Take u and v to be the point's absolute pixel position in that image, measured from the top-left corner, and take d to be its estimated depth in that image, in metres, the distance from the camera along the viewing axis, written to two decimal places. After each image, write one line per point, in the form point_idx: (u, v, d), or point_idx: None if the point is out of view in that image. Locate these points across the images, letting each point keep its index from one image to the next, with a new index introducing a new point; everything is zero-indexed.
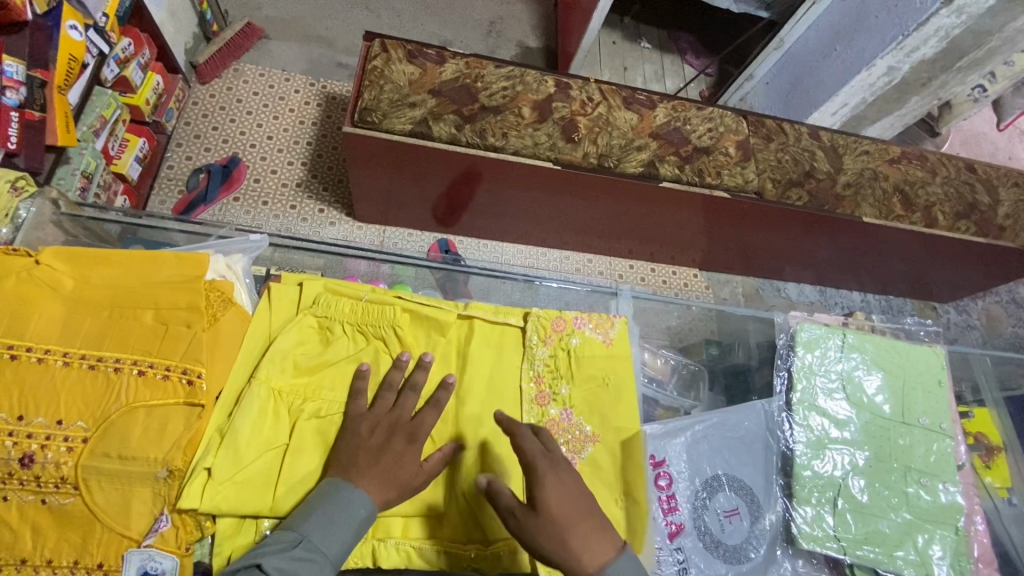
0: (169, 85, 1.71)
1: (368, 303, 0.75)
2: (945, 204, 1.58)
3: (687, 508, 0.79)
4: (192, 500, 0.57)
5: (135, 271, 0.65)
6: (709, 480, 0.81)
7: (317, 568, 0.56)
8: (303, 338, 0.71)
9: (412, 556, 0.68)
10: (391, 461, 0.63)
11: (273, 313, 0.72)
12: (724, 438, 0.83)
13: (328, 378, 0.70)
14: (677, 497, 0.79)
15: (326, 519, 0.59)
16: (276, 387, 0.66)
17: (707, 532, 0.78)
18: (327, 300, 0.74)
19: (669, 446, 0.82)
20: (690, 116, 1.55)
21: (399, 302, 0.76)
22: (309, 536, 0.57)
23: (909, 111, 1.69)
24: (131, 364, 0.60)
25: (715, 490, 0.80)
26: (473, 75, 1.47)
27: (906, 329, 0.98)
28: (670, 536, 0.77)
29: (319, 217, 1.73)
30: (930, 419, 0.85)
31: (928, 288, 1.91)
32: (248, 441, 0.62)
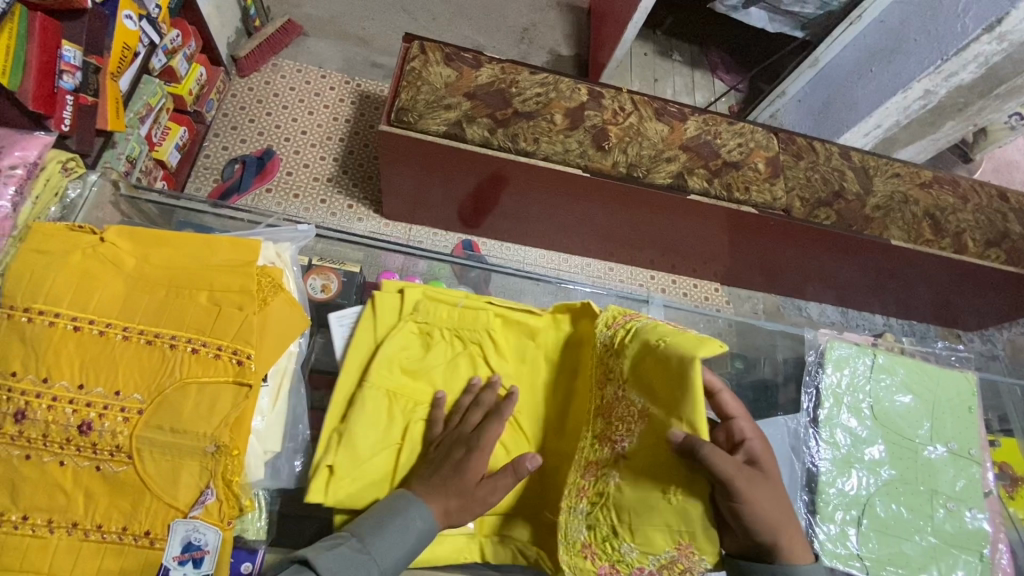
0: (212, 77, 1.77)
1: (462, 309, 0.83)
2: (976, 231, 1.57)
3: None
4: (317, 494, 0.67)
5: (192, 253, 0.68)
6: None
7: (365, 568, 0.59)
8: (408, 341, 0.81)
9: (518, 554, 0.74)
10: (451, 469, 0.68)
11: (378, 316, 0.82)
12: None
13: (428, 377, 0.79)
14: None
15: (395, 529, 0.63)
16: (390, 385, 0.76)
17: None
18: (427, 307, 0.83)
19: None
20: (721, 130, 1.56)
21: (491, 308, 0.84)
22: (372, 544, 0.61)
23: (943, 135, 1.68)
24: (186, 342, 0.62)
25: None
26: (508, 80, 1.49)
27: (936, 354, 0.98)
28: None
29: (347, 212, 1.76)
30: (959, 444, 0.85)
31: (953, 316, 1.89)
32: (366, 438, 0.72)
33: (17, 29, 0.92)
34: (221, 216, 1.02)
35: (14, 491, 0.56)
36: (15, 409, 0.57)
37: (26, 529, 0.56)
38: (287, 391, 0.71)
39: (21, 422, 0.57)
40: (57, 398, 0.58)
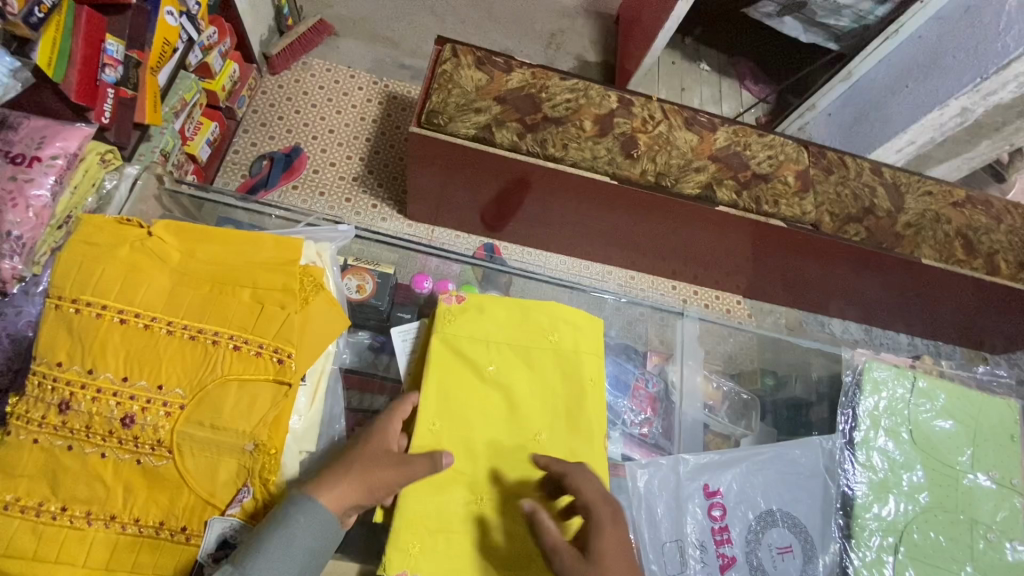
0: (244, 74, 1.79)
1: (512, 323, 0.85)
2: (1009, 253, 1.53)
3: (740, 542, 0.78)
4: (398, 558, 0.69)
5: (235, 250, 0.68)
6: (763, 514, 0.79)
7: None
8: (480, 347, 0.82)
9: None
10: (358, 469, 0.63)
11: (449, 323, 0.83)
12: (781, 472, 0.81)
13: (495, 384, 0.80)
14: (731, 530, 0.78)
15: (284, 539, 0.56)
16: (464, 387, 0.79)
17: (756, 548, 0.78)
18: (499, 317, 0.85)
19: (723, 477, 0.80)
20: (751, 142, 1.54)
21: (532, 317, 0.86)
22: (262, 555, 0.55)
23: (979, 154, 1.64)
24: (228, 338, 0.63)
25: (769, 525, 0.79)
26: (538, 85, 1.49)
27: (976, 378, 0.95)
28: (721, 569, 0.76)
29: (371, 212, 1.77)
30: (1000, 474, 0.83)
31: (980, 338, 1.84)
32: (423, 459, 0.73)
33: (64, 21, 0.92)
34: (252, 211, 1.04)
35: (55, 482, 0.57)
36: (61, 399, 0.58)
37: (65, 520, 0.56)
38: (324, 392, 0.71)
39: (66, 413, 0.58)
40: (102, 389, 0.59)
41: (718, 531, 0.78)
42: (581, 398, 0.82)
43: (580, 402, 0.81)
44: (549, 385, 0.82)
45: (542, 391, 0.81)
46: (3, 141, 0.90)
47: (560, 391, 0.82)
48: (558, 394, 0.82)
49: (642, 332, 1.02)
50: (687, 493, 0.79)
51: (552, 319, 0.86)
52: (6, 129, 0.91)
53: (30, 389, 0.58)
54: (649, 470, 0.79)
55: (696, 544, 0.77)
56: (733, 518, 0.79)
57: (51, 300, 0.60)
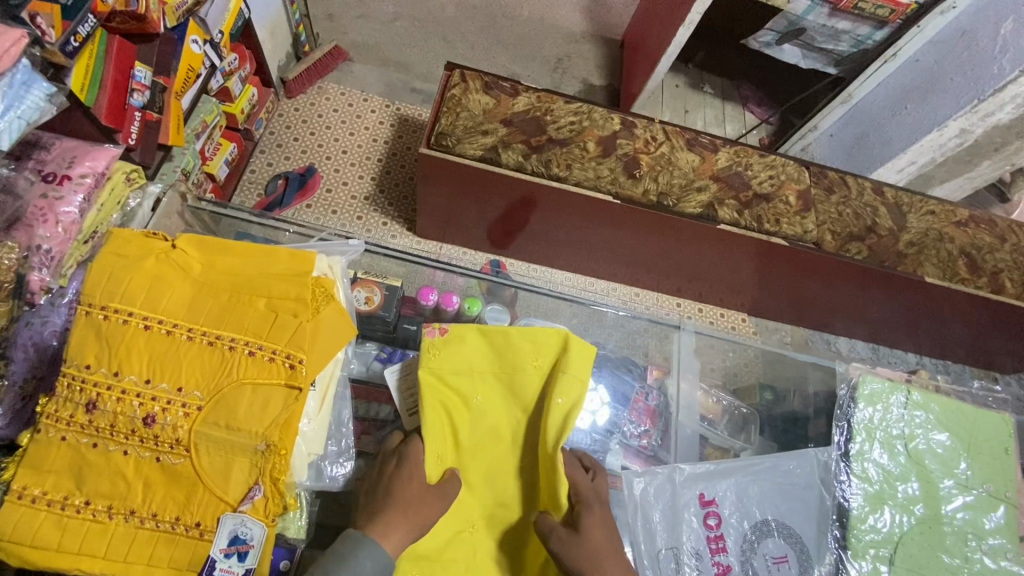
0: (263, 97, 1.87)
1: (494, 351, 0.86)
2: (1013, 272, 1.54)
3: (735, 551, 0.79)
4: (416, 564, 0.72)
5: (252, 262, 0.73)
6: (759, 524, 0.80)
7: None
8: (466, 378, 0.84)
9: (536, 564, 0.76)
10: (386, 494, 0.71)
11: (436, 355, 0.85)
12: (778, 484, 0.82)
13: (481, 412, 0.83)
14: (726, 539, 0.79)
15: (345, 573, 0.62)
16: (452, 418, 0.81)
17: (752, 555, 0.79)
18: (481, 346, 0.86)
19: (717, 487, 0.82)
20: (752, 162, 1.58)
21: (509, 342, 0.86)
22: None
23: (979, 174, 1.67)
24: (244, 344, 0.66)
25: (765, 535, 0.80)
26: (543, 108, 1.55)
27: (973, 394, 0.97)
28: None
29: (381, 229, 1.83)
30: (995, 487, 0.84)
31: (990, 358, 1.83)
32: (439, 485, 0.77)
33: (96, 51, 1.00)
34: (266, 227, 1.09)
35: (80, 477, 0.60)
36: (88, 399, 0.62)
37: (88, 513, 0.59)
38: (332, 398, 0.74)
39: (93, 412, 0.62)
40: (126, 390, 0.62)
41: (713, 537, 0.79)
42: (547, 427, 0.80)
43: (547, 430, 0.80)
44: (532, 412, 0.84)
45: (524, 418, 0.84)
46: (38, 159, 0.96)
47: (539, 416, 0.84)
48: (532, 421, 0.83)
49: (641, 345, 1.05)
50: (683, 501, 0.80)
51: (533, 346, 0.86)
52: (41, 149, 0.98)
53: (59, 390, 0.62)
54: (645, 479, 0.81)
55: (692, 553, 0.78)
56: (728, 523, 0.80)
57: (82, 306, 0.65)
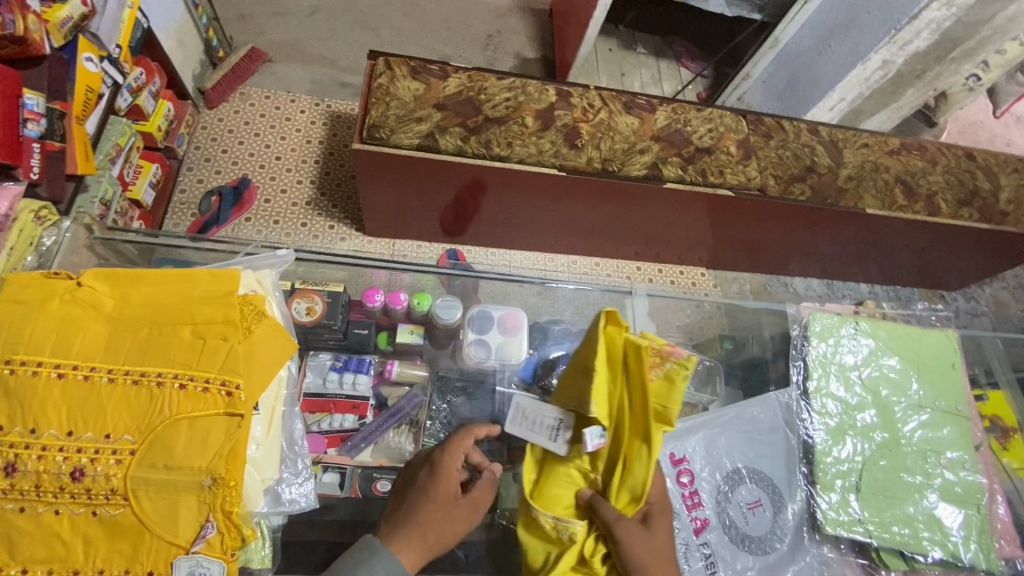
0: (180, 111, 1.76)
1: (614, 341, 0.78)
2: (947, 192, 1.60)
3: (711, 504, 0.80)
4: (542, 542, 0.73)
5: (170, 288, 0.68)
6: (730, 474, 0.82)
7: None
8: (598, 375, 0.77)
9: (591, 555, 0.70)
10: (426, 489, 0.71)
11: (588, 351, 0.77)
12: (744, 431, 0.84)
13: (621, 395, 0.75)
14: (700, 494, 0.80)
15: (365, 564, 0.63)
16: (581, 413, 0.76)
17: (727, 503, 0.80)
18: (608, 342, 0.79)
19: (686, 443, 0.82)
20: (690, 117, 1.58)
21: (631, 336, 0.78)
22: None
23: (906, 102, 1.72)
24: (173, 377, 0.62)
25: (737, 483, 0.81)
26: (476, 88, 1.50)
27: (916, 315, 1.01)
28: (696, 532, 0.78)
29: (329, 233, 1.77)
30: (948, 402, 0.87)
31: (936, 277, 1.92)
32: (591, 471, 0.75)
33: None
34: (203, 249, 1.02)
35: (12, 545, 0.56)
36: (6, 462, 0.57)
37: None
38: (280, 419, 0.70)
39: (12, 475, 0.56)
40: (47, 447, 0.58)
41: (687, 493, 0.80)
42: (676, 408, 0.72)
43: (670, 417, 0.73)
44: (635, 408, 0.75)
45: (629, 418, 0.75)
46: None
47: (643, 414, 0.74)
48: (653, 401, 0.74)
49: None
50: None
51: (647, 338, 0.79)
52: None
53: None
54: None
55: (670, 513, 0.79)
56: (700, 477, 0.81)
57: None
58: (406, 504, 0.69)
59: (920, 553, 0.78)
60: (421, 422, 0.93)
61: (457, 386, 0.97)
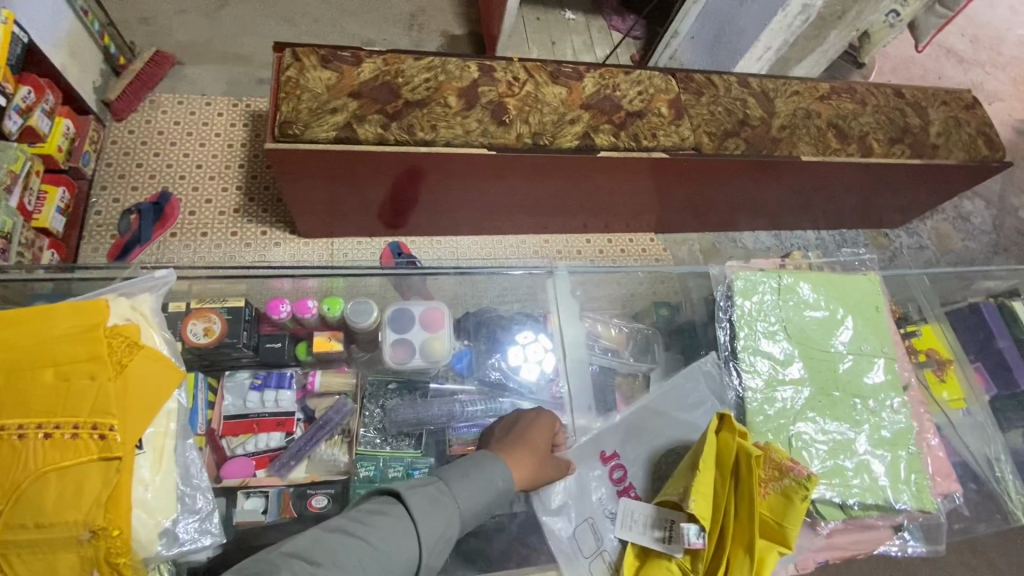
0: (81, 128, 1.62)
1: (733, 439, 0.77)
2: (878, 132, 1.61)
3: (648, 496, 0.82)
4: None
5: (29, 329, 0.62)
6: (663, 461, 0.84)
7: (447, 508, 0.65)
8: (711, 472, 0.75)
9: None
10: (527, 428, 0.79)
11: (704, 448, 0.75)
12: (672, 415, 0.86)
13: (730, 500, 0.73)
14: (635, 486, 0.83)
15: (485, 478, 0.70)
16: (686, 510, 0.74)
17: (657, 482, 0.83)
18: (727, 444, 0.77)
19: (615, 438, 0.85)
20: (619, 82, 1.53)
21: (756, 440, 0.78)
22: (452, 491, 0.67)
23: (830, 46, 1.72)
24: (36, 428, 0.56)
25: (674, 468, 0.83)
26: (393, 71, 1.42)
27: (841, 262, 1.03)
28: None
29: (262, 240, 1.68)
30: (873, 346, 0.90)
31: (878, 216, 1.95)
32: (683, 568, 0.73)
33: None
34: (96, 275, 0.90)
35: None
36: None
37: None
38: (172, 453, 0.66)
39: None
40: None
41: (619, 481, 0.83)
42: (795, 529, 0.72)
43: (785, 536, 0.72)
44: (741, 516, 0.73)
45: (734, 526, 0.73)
46: None
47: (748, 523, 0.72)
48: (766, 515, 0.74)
49: (528, 295, 1.03)
50: (586, 465, 0.83)
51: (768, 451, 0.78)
52: None
53: None
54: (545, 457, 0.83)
55: (608, 514, 0.80)
56: (631, 464, 0.84)
57: None
58: (516, 434, 0.78)
59: (855, 501, 0.79)
60: (354, 430, 0.89)
61: (391, 389, 0.94)
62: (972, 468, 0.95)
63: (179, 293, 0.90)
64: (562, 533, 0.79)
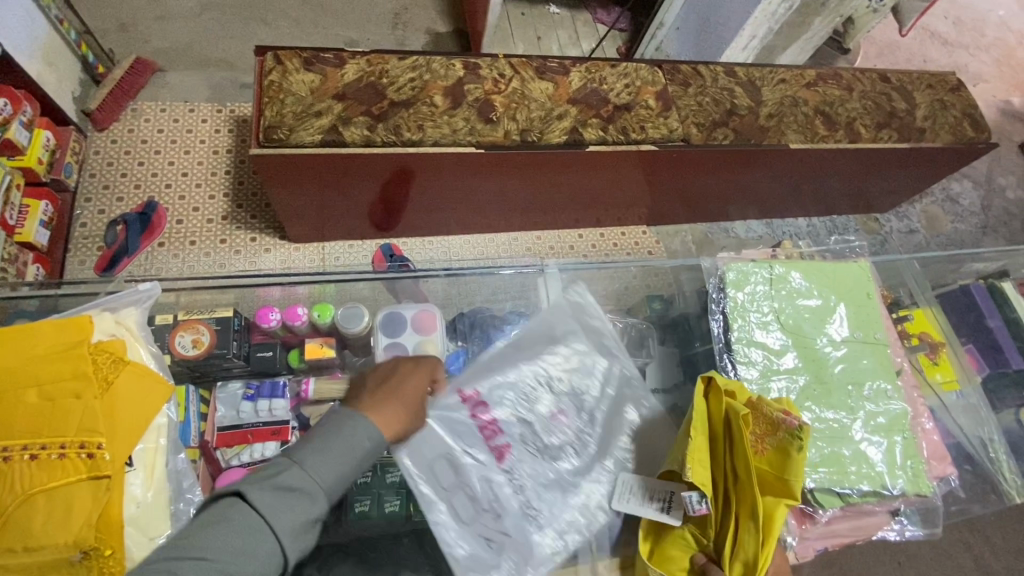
0: (62, 139, 1.59)
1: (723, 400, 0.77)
2: (865, 117, 1.61)
3: (511, 427, 0.76)
4: None
5: (9, 350, 0.61)
6: (529, 391, 0.78)
7: (308, 493, 0.54)
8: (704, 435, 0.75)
9: None
10: (399, 379, 0.66)
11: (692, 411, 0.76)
12: (541, 346, 0.81)
13: (727, 462, 0.73)
14: (500, 421, 0.75)
15: (343, 443, 0.57)
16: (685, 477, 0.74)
17: (536, 438, 0.77)
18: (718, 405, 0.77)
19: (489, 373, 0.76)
20: (605, 75, 1.52)
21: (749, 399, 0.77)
22: (302, 463, 0.55)
23: (815, 33, 1.72)
24: (21, 450, 0.56)
25: (537, 398, 0.79)
26: (377, 72, 1.40)
27: (831, 250, 1.03)
28: (499, 460, 0.73)
29: (251, 247, 1.66)
30: (864, 332, 0.90)
31: (868, 201, 1.95)
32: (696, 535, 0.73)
33: None
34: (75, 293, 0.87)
35: None
36: None
37: None
38: (162, 469, 0.66)
39: None
40: None
41: (498, 447, 0.74)
42: (796, 481, 0.70)
43: (790, 490, 0.71)
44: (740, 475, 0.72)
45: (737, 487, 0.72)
46: None
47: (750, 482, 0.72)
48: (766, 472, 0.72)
49: (520, 293, 1.00)
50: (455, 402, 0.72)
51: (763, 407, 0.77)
52: None
53: None
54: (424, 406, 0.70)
55: (468, 450, 0.72)
56: (507, 426, 0.75)
57: None
58: (388, 385, 0.65)
59: (851, 488, 0.79)
60: None
61: None
62: (966, 450, 0.96)
63: (165, 305, 0.88)
64: (458, 527, 0.69)
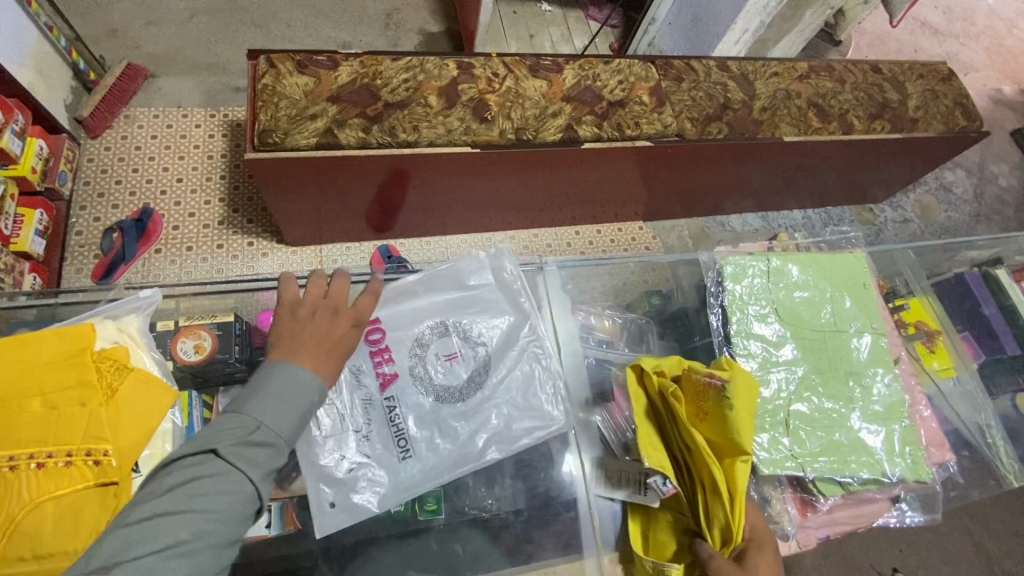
0: (55, 148, 1.58)
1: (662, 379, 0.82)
2: (858, 108, 1.62)
3: (402, 361, 0.84)
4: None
5: (11, 358, 0.62)
6: (434, 330, 0.87)
7: (278, 449, 0.61)
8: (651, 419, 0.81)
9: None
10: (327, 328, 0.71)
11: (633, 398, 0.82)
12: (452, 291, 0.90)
13: (677, 438, 0.78)
14: (394, 352, 0.85)
15: (282, 396, 0.63)
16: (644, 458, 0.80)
17: (424, 380, 0.84)
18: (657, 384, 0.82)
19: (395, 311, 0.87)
20: (599, 72, 1.52)
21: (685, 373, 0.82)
22: (264, 423, 0.61)
23: (806, 25, 1.73)
24: (28, 459, 0.57)
25: (439, 335, 0.87)
26: (371, 73, 1.40)
27: (827, 241, 1.04)
28: (382, 387, 0.83)
29: (249, 251, 1.66)
30: (861, 323, 0.91)
31: (863, 191, 1.96)
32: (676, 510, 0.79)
33: None
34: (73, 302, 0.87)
35: None
36: None
37: None
38: None
39: None
40: None
41: (384, 375, 0.84)
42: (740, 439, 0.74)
43: (740, 447, 0.75)
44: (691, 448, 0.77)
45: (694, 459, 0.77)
46: None
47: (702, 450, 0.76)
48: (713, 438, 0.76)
49: None
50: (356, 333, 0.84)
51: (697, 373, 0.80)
52: None
53: None
54: None
55: (356, 371, 0.83)
56: (398, 359, 0.85)
57: None
58: (316, 333, 0.70)
59: (851, 476, 0.80)
60: None
61: None
62: (964, 436, 0.97)
63: (166, 311, 0.90)
64: (325, 438, 0.79)
